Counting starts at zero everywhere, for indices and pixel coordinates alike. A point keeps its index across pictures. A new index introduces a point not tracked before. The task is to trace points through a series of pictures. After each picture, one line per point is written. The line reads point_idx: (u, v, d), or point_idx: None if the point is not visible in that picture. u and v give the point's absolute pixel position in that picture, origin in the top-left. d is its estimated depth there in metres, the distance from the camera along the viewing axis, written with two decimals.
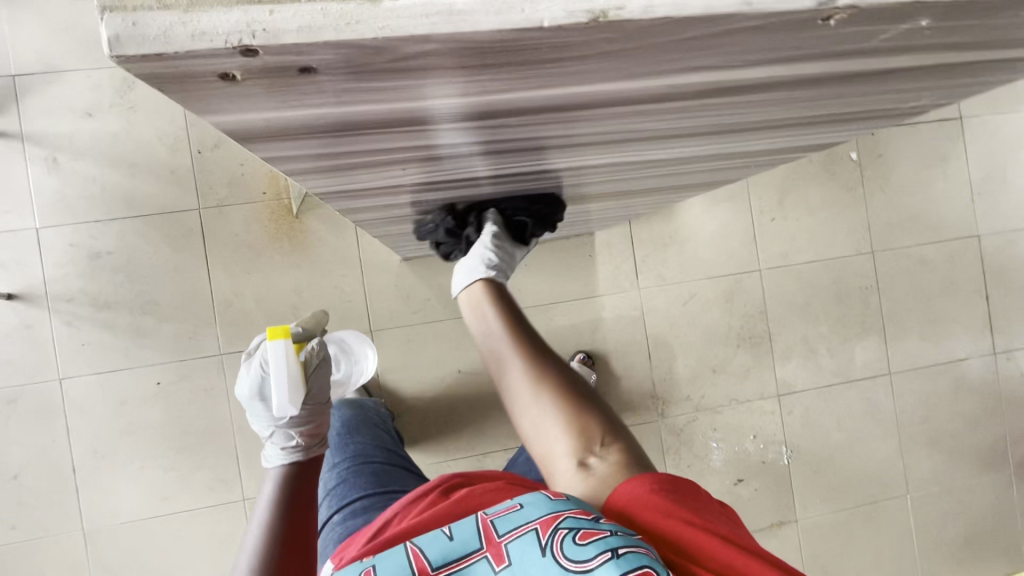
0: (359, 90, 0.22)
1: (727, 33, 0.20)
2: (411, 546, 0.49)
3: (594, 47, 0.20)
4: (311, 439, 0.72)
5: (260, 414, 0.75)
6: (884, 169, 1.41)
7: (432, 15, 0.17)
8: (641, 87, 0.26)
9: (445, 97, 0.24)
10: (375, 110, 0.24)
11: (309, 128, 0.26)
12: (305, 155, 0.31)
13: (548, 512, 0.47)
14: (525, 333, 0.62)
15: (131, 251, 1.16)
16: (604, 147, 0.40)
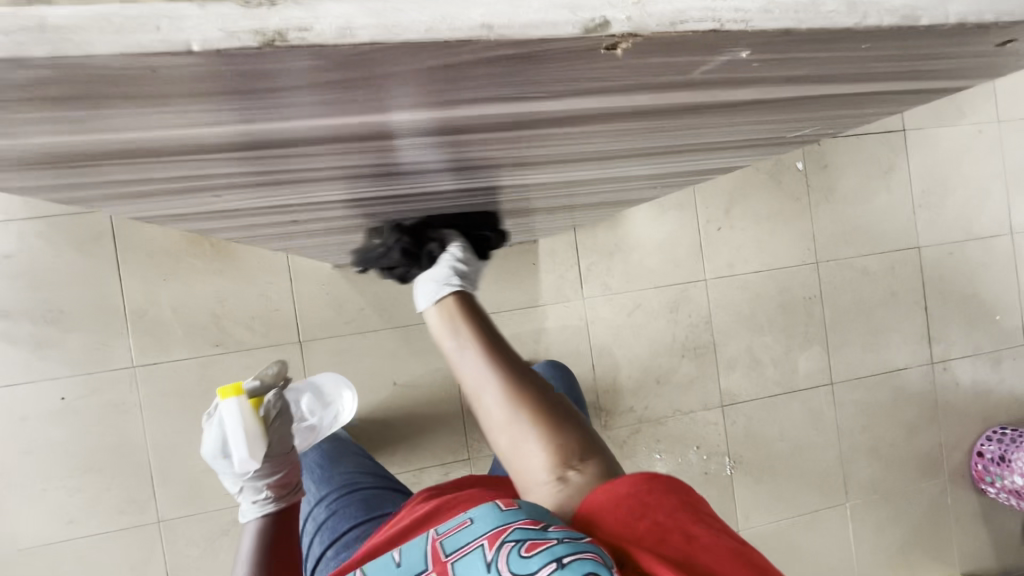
0: (40, 120, 0.19)
1: (476, 63, 0.18)
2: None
3: (301, 74, 0.17)
4: (282, 491, 0.69)
5: (223, 470, 0.69)
6: (829, 180, 1.42)
7: (80, 31, 0.14)
8: (455, 117, 0.23)
9: (181, 127, 0.21)
10: (93, 137, 0.21)
11: (31, 153, 0.23)
12: (96, 181, 0.29)
13: (493, 524, 0.45)
14: (492, 337, 0.52)
15: (32, 256, 1.07)
16: (464, 174, 0.37)
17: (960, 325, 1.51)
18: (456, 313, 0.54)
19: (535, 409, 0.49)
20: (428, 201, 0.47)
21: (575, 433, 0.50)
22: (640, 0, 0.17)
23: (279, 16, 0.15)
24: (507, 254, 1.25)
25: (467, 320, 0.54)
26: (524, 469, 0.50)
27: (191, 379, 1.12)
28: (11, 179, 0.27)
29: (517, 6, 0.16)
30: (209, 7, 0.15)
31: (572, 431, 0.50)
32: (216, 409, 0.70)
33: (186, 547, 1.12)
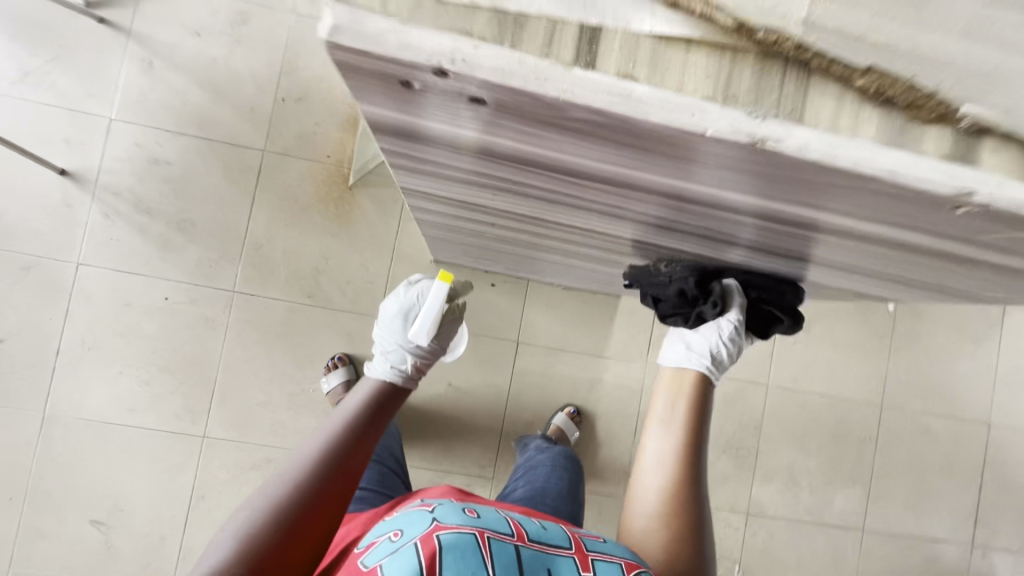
0: (505, 127, 0.23)
1: (857, 188, 0.21)
2: (511, 516, 0.56)
3: (738, 160, 0.21)
4: (414, 372, 0.74)
5: (394, 329, 0.79)
6: (916, 330, 1.41)
7: (593, 88, 0.18)
8: (759, 202, 0.27)
9: (573, 158, 0.25)
10: (513, 146, 0.26)
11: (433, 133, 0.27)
12: (435, 158, 0.34)
13: (632, 557, 0.55)
14: (699, 442, 0.64)
15: (188, 168, 1.20)
16: (684, 233, 0.41)
17: (1012, 517, 1.44)
18: (682, 390, 0.68)
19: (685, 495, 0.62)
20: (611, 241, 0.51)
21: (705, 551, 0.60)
22: (1005, 181, 0.20)
23: (769, 127, 0.19)
24: (589, 300, 1.30)
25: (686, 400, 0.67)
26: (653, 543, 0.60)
27: (278, 320, 1.21)
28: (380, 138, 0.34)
29: (917, 162, 0.20)
30: (727, 108, 0.19)
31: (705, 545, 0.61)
32: (418, 286, 0.81)
33: (218, 469, 1.18)
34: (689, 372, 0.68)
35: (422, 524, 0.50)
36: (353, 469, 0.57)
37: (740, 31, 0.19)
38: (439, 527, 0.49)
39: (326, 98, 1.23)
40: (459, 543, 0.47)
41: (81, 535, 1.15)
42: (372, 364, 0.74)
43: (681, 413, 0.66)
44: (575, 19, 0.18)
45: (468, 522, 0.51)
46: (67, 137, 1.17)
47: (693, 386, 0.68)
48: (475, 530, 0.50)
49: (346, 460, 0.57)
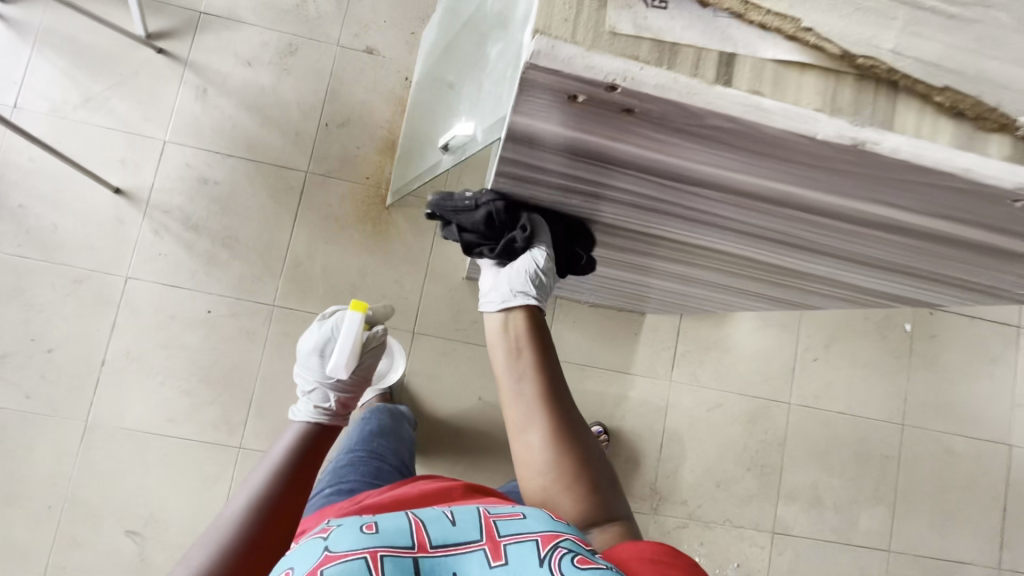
0: (634, 137, 0.28)
1: (935, 184, 0.26)
2: (413, 518, 0.49)
3: (836, 162, 0.26)
4: (340, 409, 0.83)
5: (310, 366, 0.87)
6: (934, 350, 1.44)
7: (730, 102, 0.23)
8: (837, 204, 0.31)
9: (684, 163, 0.30)
10: (630, 154, 0.30)
11: (559, 147, 0.31)
12: (546, 169, 0.36)
13: (550, 530, 0.49)
14: (546, 365, 0.62)
15: (235, 187, 1.26)
16: (758, 242, 0.43)
17: None
18: (520, 333, 0.64)
19: (563, 433, 0.61)
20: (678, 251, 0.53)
21: (602, 470, 0.62)
22: None
23: (868, 132, 0.24)
24: (614, 317, 1.34)
25: (524, 339, 0.63)
26: (559, 495, 0.59)
27: None
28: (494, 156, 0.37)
29: (986, 161, 0.24)
30: (834, 117, 0.24)
31: (601, 465, 0.63)
32: (333, 319, 0.90)
33: None
34: (519, 313, 0.64)
35: (311, 559, 0.44)
36: (294, 504, 0.62)
37: (844, 59, 0.24)
38: (324, 563, 0.42)
39: (366, 123, 1.31)
40: None
41: (115, 545, 1.16)
42: (295, 408, 0.83)
43: (523, 349, 0.63)
44: (716, 49, 0.23)
45: (359, 545, 0.43)
46: (122, 157, 1.23)
47: (522, 325, 0.64)
48: (364, 555, 0.42)
49: (284, 497, 0.62)
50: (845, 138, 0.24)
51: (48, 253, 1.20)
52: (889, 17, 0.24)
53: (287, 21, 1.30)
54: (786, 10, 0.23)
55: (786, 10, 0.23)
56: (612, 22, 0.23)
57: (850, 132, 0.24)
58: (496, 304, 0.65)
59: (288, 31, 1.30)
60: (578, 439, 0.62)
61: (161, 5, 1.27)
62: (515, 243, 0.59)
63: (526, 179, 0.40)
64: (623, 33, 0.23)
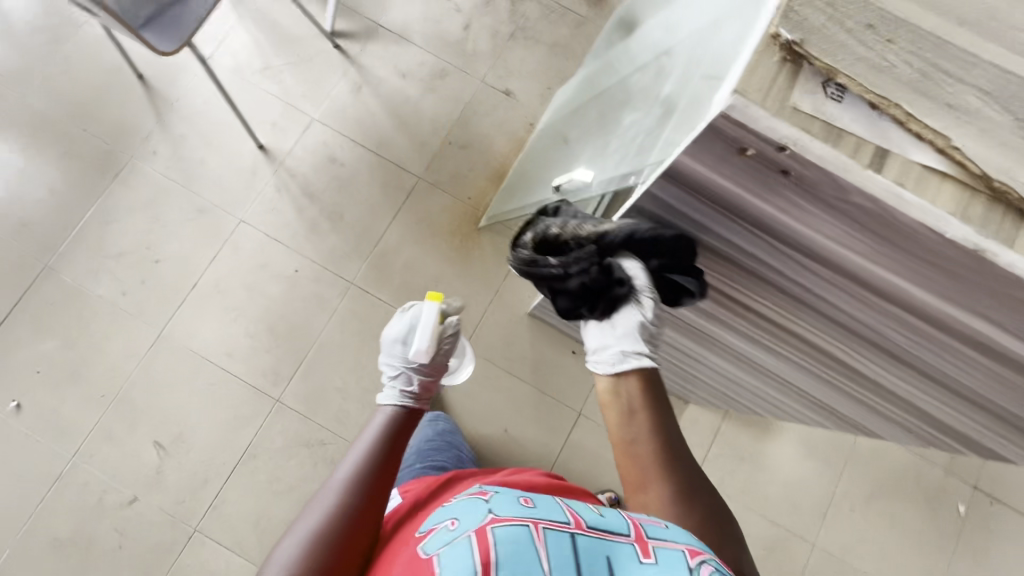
0: (780, 198, 0.33)
1: None
2: (567, 505, 0.53)
3: (953, 261, 0.30)
4: (422, 392, 0.81)
5: (395, 354, 0.88)
6: (985, 542, 1.33)
7: (876, 185, 0.28)
8: (941, 308, 0.34)
9: (812, 232, 0.34)
10: (766, 214, 0.35)
11: (705, 191, 0.37)
12: (680, 211, 0.42)
13: (698, 547, 0.49)
14: (657, 421, 0.60)
15: (355, 173, 1.40)
16: (847, 335, 0.46)
17: None
18: (630, 392, 0.62)
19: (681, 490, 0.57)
20: (761, 328, 0.56)
21: (728, 531, 0.56)
22: None
23: (988, 243, 0.28)
24: None
25: (634, 397, 0.62)
26: None
27: (379, 320, 1.33)
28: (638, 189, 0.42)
29: None
30: (963, 223, 0.28)
31: (725, 523, 0.57)
32: (413, 310, 0.93)
33: (277, 434, 1.25)
34: (631, 376, 0.62)
35: (475, 517, 0.49)
36: (371, 513, 0.57)
37: (983, 180, 0.28)
38: (491, 522, 0.48)
39: (484, 151, 1.43)
40: (509, 540, 0.46)
41: (140, 451, 1.23)
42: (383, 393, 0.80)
43: (634, 405, 0.61)
44: (873, 142, 0.28)
45: (520, 514, 0.49)
46: (275, 121, 1.41)
47: (633, 386, 0.62)
48: (527, 523, 0.47)
49: (362, 509, 0.56)
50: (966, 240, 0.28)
51: (187, 181, 1.36)
52: None
53: (446, 50, 1.48)
54: (941, 128, 0.28)
55: (940, 129, 0.28)
56: (795, 100, 0.29)
57: (971, 238, 0.28)
58: (608, 364, 0.63)
59: (445, 58, 1.47)
60: (697, 497, 0.57)
61: (351, 11, 1.48)
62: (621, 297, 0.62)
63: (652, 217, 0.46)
64: (803, 109, 0.29)
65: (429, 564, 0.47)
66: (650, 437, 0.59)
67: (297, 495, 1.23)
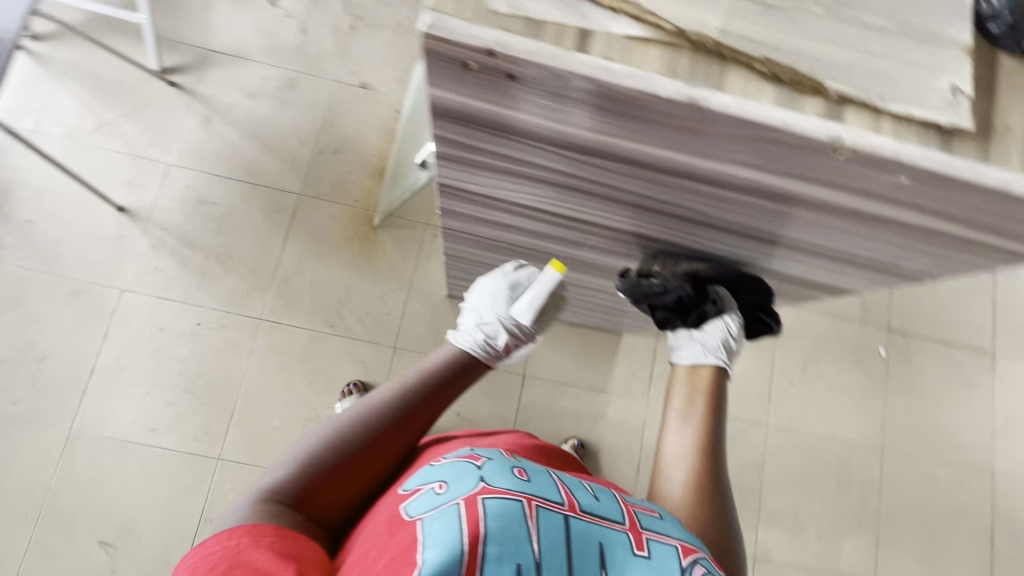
0: (527, 103, 0.33)
1: (769, 140, 0.31)
2: (561, 482, 0.52)
3: (684, 120, 0.31)
4: (498, 353, 0.67)
5: (495, 298, 0.68)
6: (909, 374, 1.46)
7: (587, 64, 0.29)
8: (709, 168, 0.36)
9: (574, 130, 0.35)
10: (531, 124, 0.36)
11: (474, 119, 0.37)
12: (477, 147, 0.42)
13: (686, 540, 0.51)
14: (717, 415, 0.64)
15: (231, 207, 1.34)
16: (672, 220, 0.48)
17: None
18: (700, 382, 0.66)
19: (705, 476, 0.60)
20: (617, 240, 0.58)
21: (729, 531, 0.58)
22: (862, 132, 0.30)
23: (699, 92, 0.29)
24: (592, 336, 1.38)
25: (701, 385, 0.66)
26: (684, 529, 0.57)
27: (301, 347, 1.29)
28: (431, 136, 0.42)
29: (802, 118, 0.30)
30: (672, 80, 0.29)
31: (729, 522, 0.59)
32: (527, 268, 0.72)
33: (228, 492, 1.21)
34: (704, 368, 0.66)
35: (467, 483, 0.47)
36: (392, 446, 0.56)
37: (680, 36, 0.30)
38: (485, 492, 0.45)
39: (359, 150, 1.39)
40: (502, 512, 0.44)
41: (86, 556, 1.15)
42: (459, 331, 0.67)
43: (701, 395, 0.65)
44: (573, 28, 0.30)
45: (515, 488, 0.47)
46: (127, 178, 1.32)
47: (706, 378, 0.66)
48: (521, 499, 0.46)
49: (383, 440, 0.55)
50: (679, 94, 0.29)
51: (49, 266, 1.26)
52: (716, 5, 0.30)
53: (289, 58, 1.42)
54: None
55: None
56: (490, 5, 0.29)
57: (683, 91, 0.29)
58: (687, 359, 0.66)
59: (290, 67, 1.41)
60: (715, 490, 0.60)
61: (175, 43, 1.39)
62: (709, 314, 0.63)
63: (462, 163, 0.46)
64: (500, 12, 0.29)
65: (412, 527, 0.44)
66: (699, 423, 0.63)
67: None
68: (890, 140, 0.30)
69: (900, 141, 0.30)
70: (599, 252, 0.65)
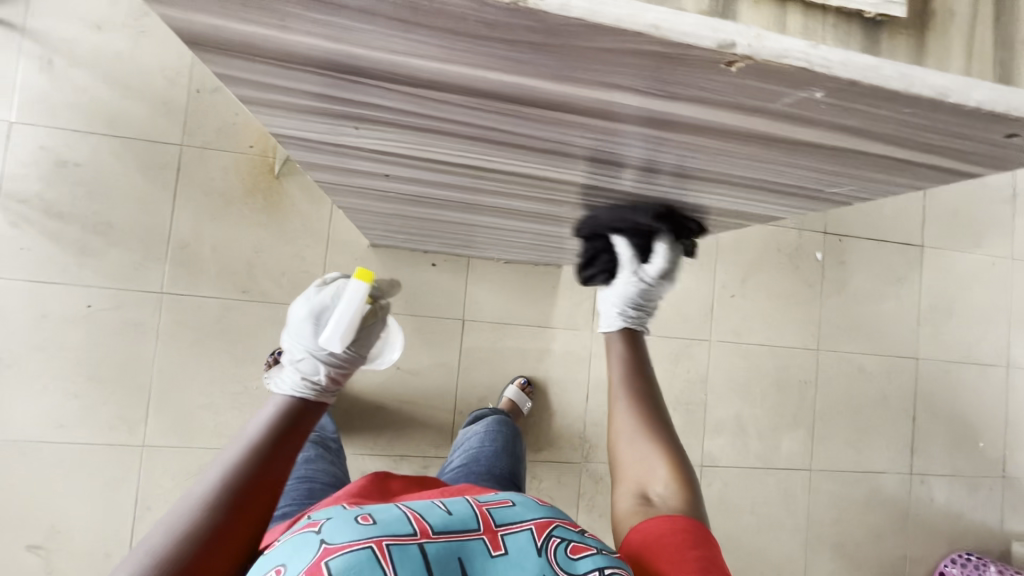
0: (297, 17, 0.23)
1: (638, 53, 0.22)
2: (410, 509, 0.49)
3: (519, 32, 0.22)
4: (331, 385, 0.62)
5: (304, 334, 0.65)
6: (843, 275, 1.48)
7: None
8: (576, 95, 0.27)
9: (385, 54, 0.25)
10: (326, 50, 0.26)
11: (249, 47, 0.26)
12: (291, 87, 0.32)
13: (545, 515, 0.52)
14: (643, 368, 0.70)
15: (99, 169, 1.14)
16: (560, 159, 0.40)
17: (944, 445, 1.54)
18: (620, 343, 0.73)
19: (645, 415, 0.65)
20: (510, 183, 0.50)
21: (681, 468, 0.61)
22: (760, 32, 0.22)
23: None
24: (530, 271, 1.31)
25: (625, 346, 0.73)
26: (633, 472, 0.63)
27: (213, 318, 1.17)
28: (216, 73, 0.31)
29: (678, 16, 0.21)
30: None
31: (679, 457, 0.63)
32: (333, 285, 0.67)
33: (160, 478, 1.14)
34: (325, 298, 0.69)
35: (306, 552, 0.43)
36: (252, 517, 0.48)
37: None
38: (325, 556, 0.42)
39: None
40: (351, 567, 0.41)
41: (14, 562, 1.08)
42: (277, 381, 0.61)
43: (621, 356, 0.72)
44: None
45: (361, 536, 0.44)
46: None
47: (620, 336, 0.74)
48: (369, 545, 0.43)
49: (241, 507, 0.47)
50: None
51: None
52: None
53: None
54: None
55: None
56: None
57: None
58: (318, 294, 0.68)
59: None
60: (660, 428, 0.65)
61: None
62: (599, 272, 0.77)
63: (282, 106, 0.35)
64: None
65: None
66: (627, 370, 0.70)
67: None
68: (798, 41, 0.22)
69: (811, 41, 0.22)
70: (499, 195, 0.56)
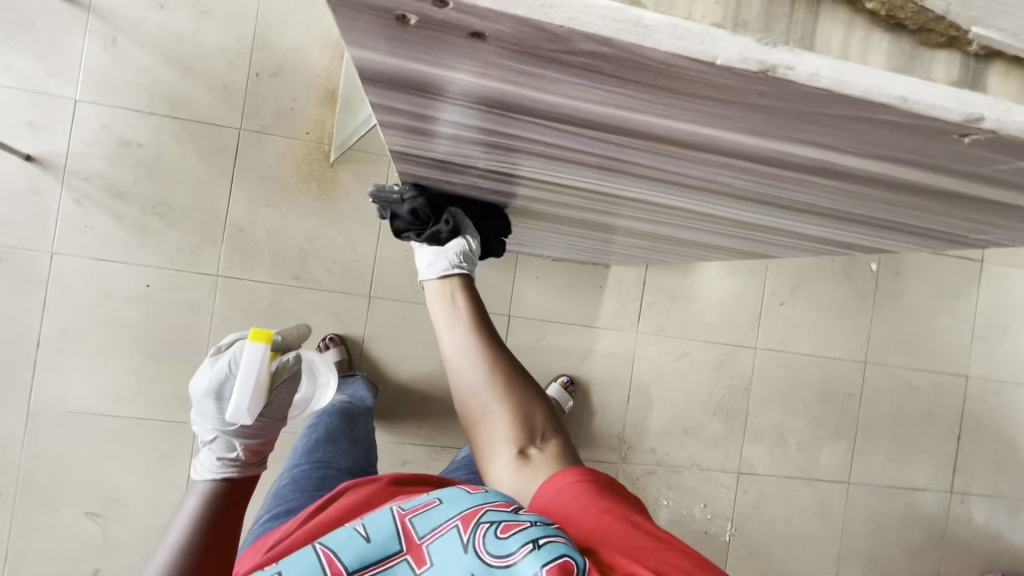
0: (501, 66, 0.22)
1: (868, 119, 0.21)
2: (324, 549, 0.45)
3: (747, 95, 0.20)
4: (252, 457, 0.63)
5: (209, 413, 0.64)
6: (898, 288, 1.44)
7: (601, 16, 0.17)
8: (760, 146, 0.26)
9: (572, 101, 0.24)
10: (509, 93, 0.25)
11: (426, 85, 0.26)
12: (439, 116, 0.31)
13: (466, 507, 0.47)
14: (482, 316, 0.66)
15: (161, 150, 1.15)
16: (689, 191, 0.38)
17: (988, 465, 1.51)
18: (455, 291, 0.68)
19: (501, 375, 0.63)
20: (615, 203, 0.48)
21: (544, 424, 0.61)
22: (1011, 104, 0.20)
23: (778, 55, 0.18)
24: (577, 269, 1.30)
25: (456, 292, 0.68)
26: (496, 439, 0.61)
27: (265, 302, 1.19)
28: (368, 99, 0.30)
29: (928, 88, 0.19)
30: (738, 35, 0.18)
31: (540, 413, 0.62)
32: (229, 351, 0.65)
33: None
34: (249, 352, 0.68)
35: None
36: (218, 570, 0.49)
37: None
38: None
39: (302, 71, 1.19)
40: None
41: (74, 527, 1.13)
42: (194, 467, 0.61)
43: (459, 305, 0.67)
44: None
45: None
46: (29, 120, 1.11)
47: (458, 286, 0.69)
48: None
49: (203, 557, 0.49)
50: (744, 61, 0.18)
51: None
52: None
53: None
54: None
55: None
56: None
57: (752, 55, 0.18)
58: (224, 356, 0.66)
59: None
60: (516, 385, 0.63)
61: None
62: (442, 235, 0.65)
63: (420, 129, 0.34)
64: None
65: None
66: (469, 319, 0.66)
67: (261, 499, 1.19)
68: None
69: None
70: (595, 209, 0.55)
